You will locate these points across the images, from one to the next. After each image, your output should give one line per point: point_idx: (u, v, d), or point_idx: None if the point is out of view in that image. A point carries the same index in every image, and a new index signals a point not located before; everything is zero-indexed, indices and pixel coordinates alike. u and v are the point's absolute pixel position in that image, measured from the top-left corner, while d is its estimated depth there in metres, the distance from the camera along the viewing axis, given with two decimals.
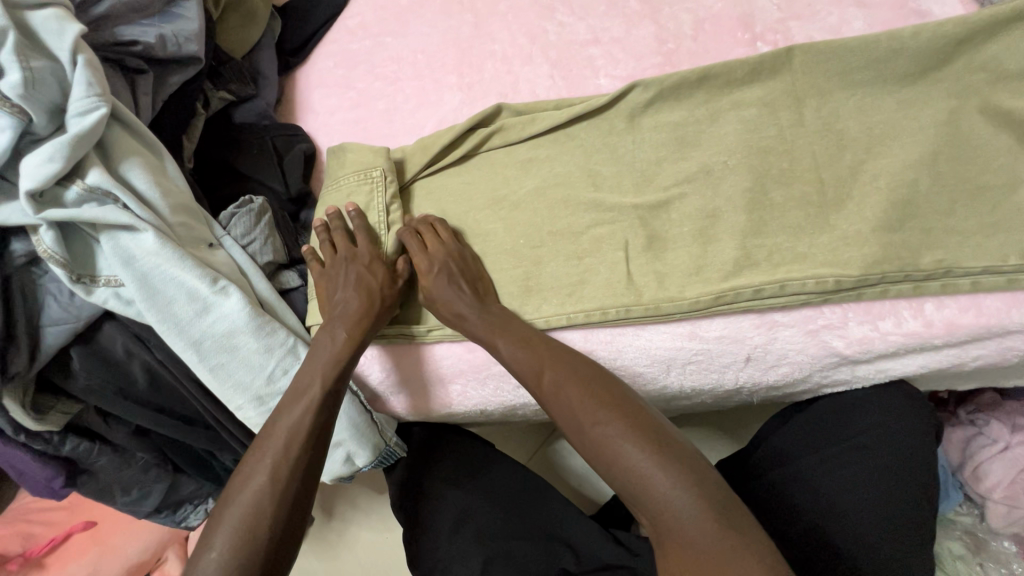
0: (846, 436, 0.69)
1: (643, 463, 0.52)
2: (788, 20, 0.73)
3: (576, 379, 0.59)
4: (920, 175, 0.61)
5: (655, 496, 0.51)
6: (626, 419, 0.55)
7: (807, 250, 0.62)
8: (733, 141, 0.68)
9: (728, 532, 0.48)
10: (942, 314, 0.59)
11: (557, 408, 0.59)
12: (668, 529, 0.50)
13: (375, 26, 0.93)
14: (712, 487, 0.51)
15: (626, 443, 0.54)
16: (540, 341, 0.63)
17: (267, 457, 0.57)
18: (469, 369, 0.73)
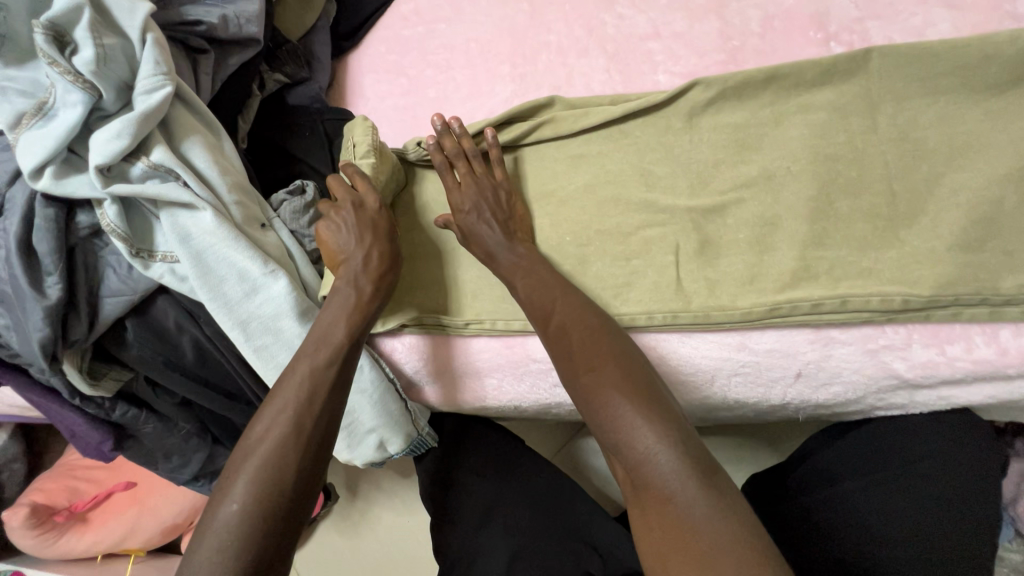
0: (892, 459, 0.66)
1: (629, 412, 0.51)
2: (867, 20, 0.68)
3: (583, 324, 0.60)
4: (1006, 192, 0.56)
5: (635, 448, 0.50)
6: (622, 371, 0.55)
7: (872, 265, 0.59)
8: (798, 146, 0.65)
9: (704, 493, 0.46)
10: (1019, 342, 0.55)
11: (556, 351, 0.59)
12: (640, 481, 0.49)
13: (430, 12, 0.92)
14: (696, 450, 0.49)
15: (616, 394, 0.53)
16: (555, 283, 0.63)
17: (291, 409, 0.57)
18: (506, 364, 0.73)
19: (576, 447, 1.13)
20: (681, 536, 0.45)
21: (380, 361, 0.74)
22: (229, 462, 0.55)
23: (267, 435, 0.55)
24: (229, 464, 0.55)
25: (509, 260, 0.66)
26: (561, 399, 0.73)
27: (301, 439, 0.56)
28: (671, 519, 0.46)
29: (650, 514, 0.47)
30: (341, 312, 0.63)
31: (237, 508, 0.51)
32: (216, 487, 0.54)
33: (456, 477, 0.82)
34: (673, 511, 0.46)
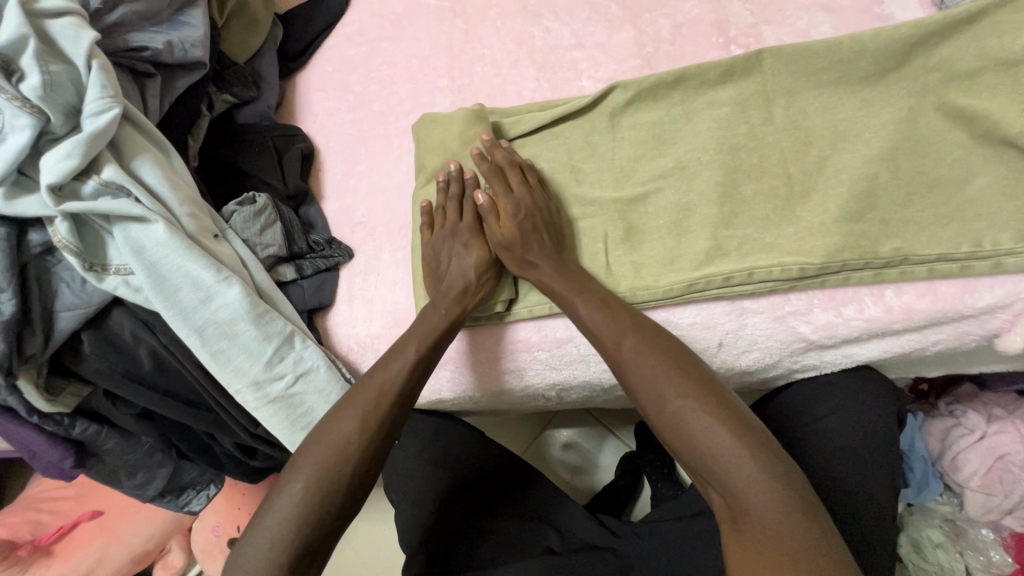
0: (813, 417, 0.72)
1: (730, 445, 0.53)
2: (760, 25, 0.77)
3: (662, 353, 0.60)
4: (879, 170, 0.64)
5: (733, 474, 0.52)
6: (712, 398, 0.56)
7: (774, 240, 0.66)
8: (707, 139, 0.72)
9: (806, 526, 0.49)
10: (901, 300, 0.62)
11: (637, 374, 0.60)
12: (741, 513, 0.51)
13: (373, 32, 0.98)
14: (790, 479, 0.51)
15: (709, 421, 0.54)
16: (621, 308, 0.65)
17: (364, 400, 0.61)
18: (536, 353, 0.74)
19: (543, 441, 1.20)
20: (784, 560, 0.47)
21: (337, 361, 0.77)
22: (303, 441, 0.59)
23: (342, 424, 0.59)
24: (305, 441, 0.59)
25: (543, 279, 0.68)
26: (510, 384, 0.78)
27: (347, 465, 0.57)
28: (771, 538, 0.48)
29: (753, 544, 0.49)
30: (419, 332, 0.66)
31: (302, 488, 0.55)
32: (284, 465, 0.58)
33: (413, 470, 0.84)
34: (773, 534, 0.48)
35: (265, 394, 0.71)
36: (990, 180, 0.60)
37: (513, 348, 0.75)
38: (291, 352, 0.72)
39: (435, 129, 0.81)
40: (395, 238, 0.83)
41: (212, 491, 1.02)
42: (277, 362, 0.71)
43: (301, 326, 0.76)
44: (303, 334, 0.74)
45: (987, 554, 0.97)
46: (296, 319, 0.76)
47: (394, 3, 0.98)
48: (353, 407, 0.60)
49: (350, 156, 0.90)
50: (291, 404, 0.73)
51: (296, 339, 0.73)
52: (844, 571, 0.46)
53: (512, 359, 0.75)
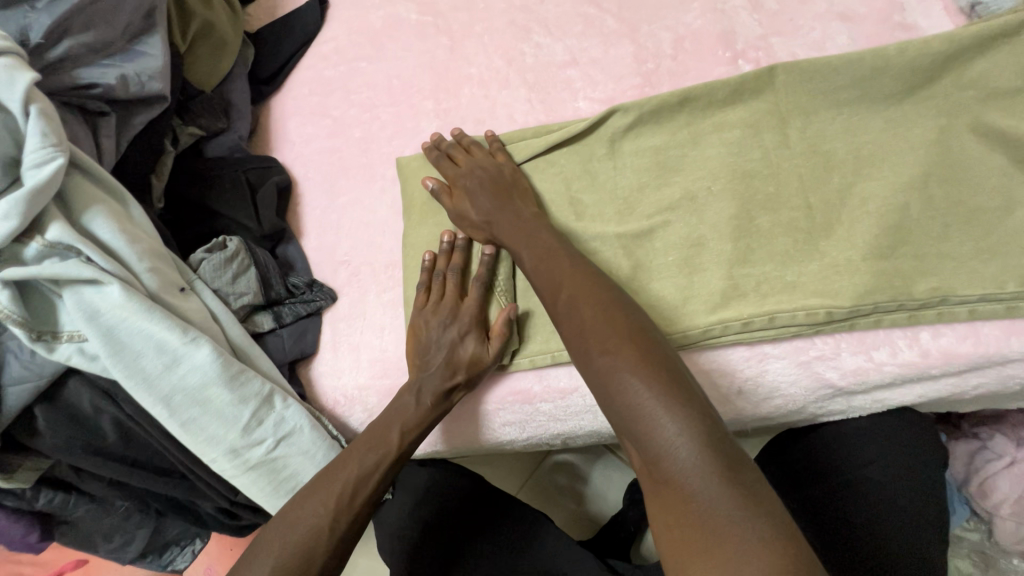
0: (855, 465, 0.66)
1: (651, 403, 0.47)
2: (770, 36, 0.70)
3: (594, 302, 0.56)
4: (911, 200, 0.58)
5: (651, 430, 0.46)
6: (640, 353, 0.51)
7: (795, 279, 0.60)
8: (718, 166, 0.65)
9: (726, 488, 0.43)
10: (939, 343, 0.56)
11: (569, 325, 0.56)
12: (660, 471, 0.46)
13: (351, 50, 0.91)
14: (715, 437, 0.45)
15: (630, 374, 0.49)
16: (565, 259, 0.61)
17: (331, 499, 0.58)
18: (516, 415, 0.69)
19: (544, 472, 1.17)
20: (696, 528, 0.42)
21: (322, 418, 0.71)
22: (258, 533, 0.57)
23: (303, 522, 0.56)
24: (260, 533, 0.57)
25: (534, 270, 0.62)
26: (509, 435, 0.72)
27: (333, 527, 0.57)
28: (687, 502, 0.43)
29: (668, 504, 0.44)
30: (397, 420, 0.63)
31: None
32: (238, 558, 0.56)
33: (408, 528, 0.78)
34: (686, 494, 0.44)
35: (244, 462, 0.64)
36: None
37: (514, 399, 0.69)
38: (270, 413, 0.65)
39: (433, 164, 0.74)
40: (381, 278, 0.76)
41: (196, 548, 0.95)
42: (255, 426, 0.64)
43: (281, 383, 0.69)
44: (284, 392, 0.68)
45: None
46: (275, 374, 0.69)
47: (373, 19, 0.91)
48: (346, 465, 0.60)
49: (332, 189, 0.83)
50: (273, 470, 0.66)
51: (275, 399, 0.66)
52: (759, 543, 0.40)
53: (513, 410, 0.69)
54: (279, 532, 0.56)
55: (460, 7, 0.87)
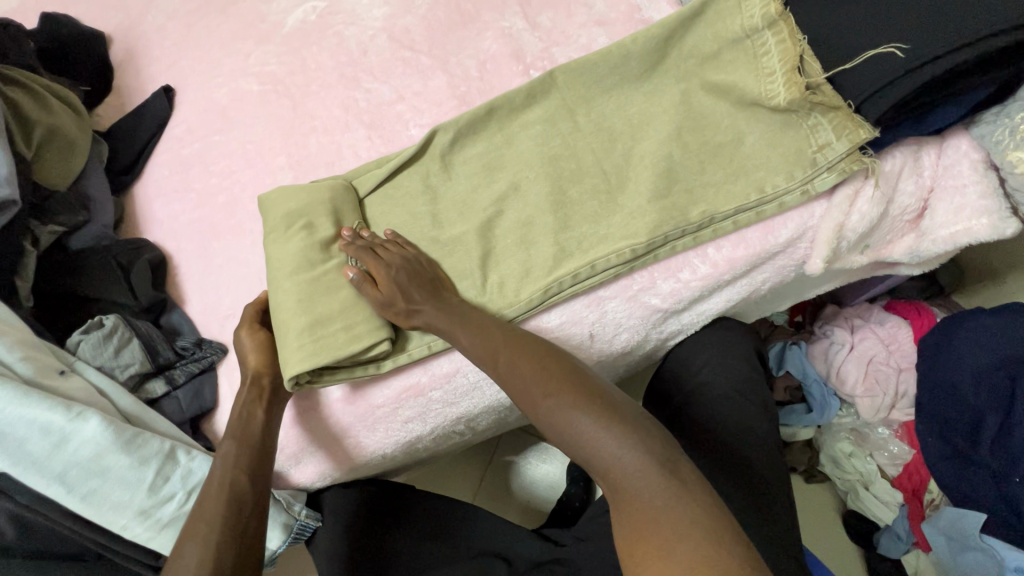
0: (708, 363, 0.77)
1: (597, 433, 0.54)
2: (550, 48, 0.85)
3: (527, 355, 0.62)
4: (672, 149, 0.71)
5: (612, 460, 0.53)
6: (576, 389, 0.58)
7: (607, 231, 0.72)
8: (530, 156, 0.77)
9: (672, 486, 0.51)
10: (722, 254, 0.70)
11: (511, 384, 0.61)
12: (619, 488, 0.53)
13: (203, 128, 0.98)
14: (657, 445, 0.53)
15: (575, 413, 0.56)
16: (493, 325, 0.66)
17: (199, 512, 0.61)
18: (405, 400, 0.76)
19: (493, 474, 1.22)
20: (658, 540, 0.49)
21: None
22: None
23: (184, 548, 0.58)
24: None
25: (426, 321, 0.68)
26: (417, 430, 0.78)
27: None
28: (644, 506, 0.51)
29: (627, 511, 0.52)
30: (235, 424, 0.68)
31: None
32: None
33: (341, 552, 0.80)
34: (638, 501, 0.51)
35: (157, 520, 0.66)
36: (756, 137, 0.69)
37: (406, 395, 0.76)
38: (175, 468, 0.68)
39: (301, 196, 0.78)
40: None
41: None
42: (162, 483, 0.67)
43: (183, 439, 0.72)
44: (186, 445, 0.70)
45: (889, 449, 1.05)
46: (173, 432, 0.73)
47: (218, 96, 0.99)
48: (186, 537, 0.59)
49: (206, 254, 0.88)
50: None
51: (178, 453, 0.69)
52: (709, 523, 0.48)
53: (410, 404, 0.76)
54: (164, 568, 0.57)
55: (295, 72, 0.97)
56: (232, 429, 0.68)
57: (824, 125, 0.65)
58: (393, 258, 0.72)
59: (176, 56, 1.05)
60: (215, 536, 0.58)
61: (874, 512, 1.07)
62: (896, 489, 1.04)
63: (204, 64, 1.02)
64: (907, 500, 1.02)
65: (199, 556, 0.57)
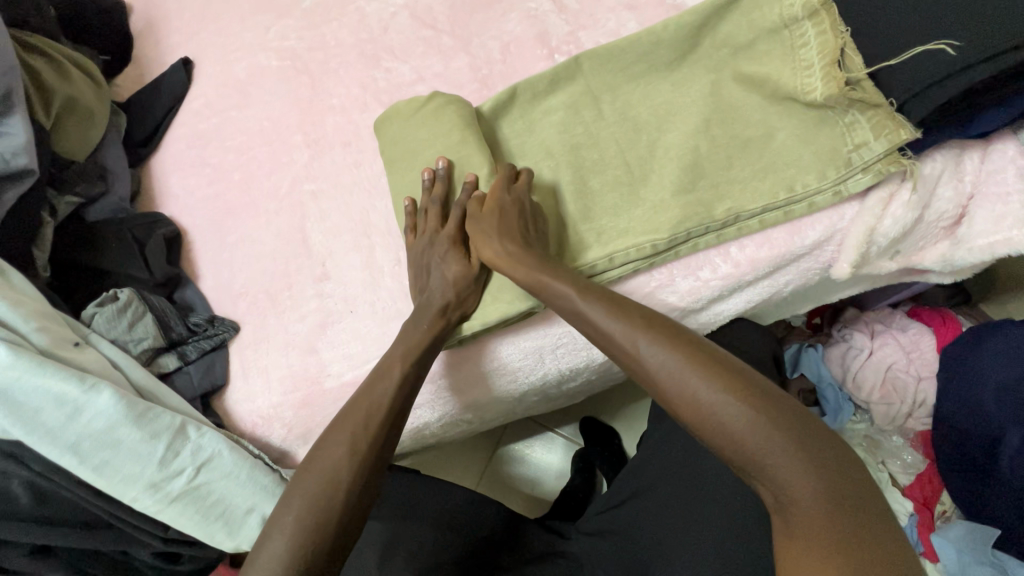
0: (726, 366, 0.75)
1: (780, 444, 0.45)
2: (577, 32, 0.82)
3: (678, 341, 0.52)
4: (699, 143, 0.69)
5: (798, 477, 0.44)
6: (747, 388, 0.48)
7: (627, 225, 0.70)
8: (551, 144, 0.74)
9: (875, 522, 0.43)
10: (745, 253, 0.68)
11: (656, 369, 0.51)
12: (808, 518, 0.43)
13: (220, 102, 0.97)
14: (850, 470, 0.45)
15: (753, 419, 0.46)
16: (624, 302, 0.57)
17: (355, 425, 0.60)
18: (477, 372, 0.75)
19: (496, 462, 1.22)
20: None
21: (242, 439, 0.75)
22: (298, 469, 0.58)
23: (338, 452, 0.58)
24: (299, 467, 0.58)
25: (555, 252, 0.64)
26: (445, 409, 0.78)
27: (335, 509, 0.55)
28: (848, 547, 0.42)
29: (822, 549, 0.42)
30: (414, 341, 0.65)
31: (294, 523, 0.53)
32: (278, 498, 0.57)
33: None
34: (837, 536, 0.42)
35: (166, 494, 0.67)
36: (788, 132, 0.66)
37: (475, 368, 0.74)
38: (186, 444, 0.68)
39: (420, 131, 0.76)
40: (278, 301, 0.81)
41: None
42: (172, 457, 0.67)
43: (193, 415, 0.73)
44: (197, 421, 0.71)
45: (903, 457, 1.03)
46: (183, 406, 0.73)
47: (236, 70, 0.98)
48: (336, 444, 0.58)
49: (221, 231, 0.88)
50: (197, 497, 0.68)
51: (189, 429, 0.69)
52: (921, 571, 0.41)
53: (443, 381, 0.75)
54: (306, 473, 0.57)
55: (315, 48, 0.95)
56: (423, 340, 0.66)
57: (862, 123, 0.62)
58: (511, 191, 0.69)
59: (195, 28, 1.04)
60: (372, 459, 0.58)
61: None
62: (907, 498, 1.00)
63: (223, 37, 1.01)
64: (917, 510, 0.98)
65: (349, 467, 0.57)
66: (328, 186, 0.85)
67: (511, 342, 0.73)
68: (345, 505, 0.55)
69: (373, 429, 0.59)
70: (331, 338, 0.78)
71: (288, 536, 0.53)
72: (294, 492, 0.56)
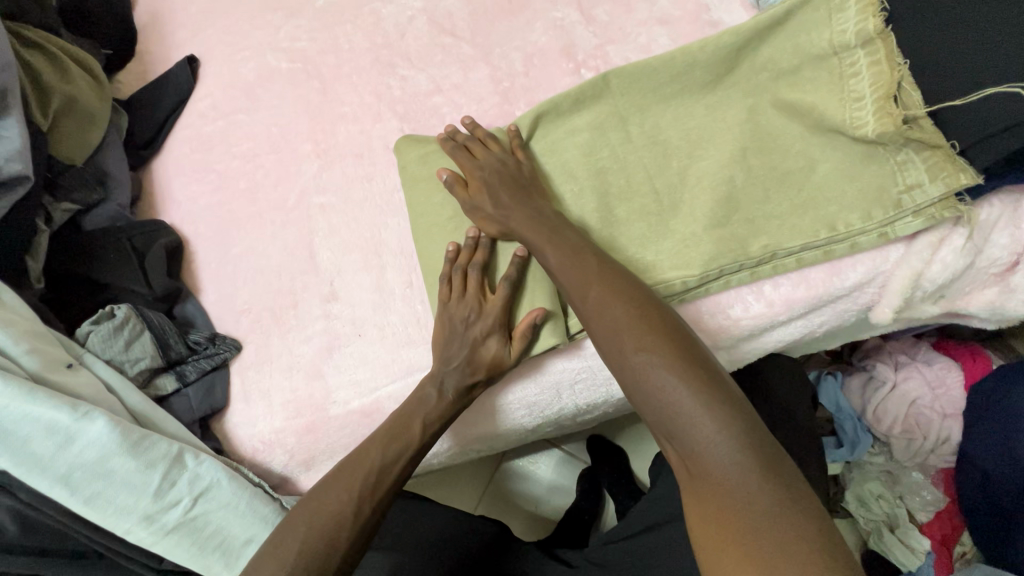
0: None
1: (686, 398, 0.48)
2: (605, 46, 0.78)
3: (622, 299, 0.55)
4: (735, 172, 0.65)
5: (695, 430, 0.46)
6: (673, 345, 0.51)
7: (656, 259, 0.66)
8: (577, 168, 0.70)
9: (766, 483, 0.43)
10: (780, 293, 0.64)
11: (599, 323, 0.55)
12: (697, 469, 0.46)
13: (227, 105, 0.93)
14: (754, 433, 0.46)
15: (665, 370, 0.49)
16: (590, 263, 0.59)
17: (369, 478, 0.60)
18: (486, 409, 0.72)
19: (499, 481, 1.19)
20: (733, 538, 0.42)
21: (241, 466, 0.72)
22: (301, 503, 0.59)
23: (344, 501, 0.58)
24: (303, 502, 0.59)
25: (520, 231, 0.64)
26: (455, 439, 0.74)
27: (333, 564, 0.55)
28: (727, 499, 0.44)
29: (705, 496, 0.45)
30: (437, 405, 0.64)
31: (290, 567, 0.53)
32: (275, 528, 0.58)
33: None
34: (718, 482, 0.45)
35: (162, 526, 0.63)
36: (831, 166, 0.62)
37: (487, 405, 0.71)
38: (182, 474, 0.65)
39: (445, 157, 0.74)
40: (282, 321, 0.78)
41: None
42: (168, 488, 0.64)
43: (191, 441, 0.69)
44: (195, 448, 0.68)
45: (922, 494, 0.99)
46: (180, 432, 0.69)
47: (244, 71, 0.93)
48: (345, 496, 0.58)
49: (224, 242, 0.84)
50: (195, 528, 0.64)
51: (186, 457, 0.66)
52: (801, 536, 0.41)
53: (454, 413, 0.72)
54: (308, 519, 0.57)
55: (327, 51, 0.90)
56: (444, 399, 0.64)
57: (915, 163, 0.58)
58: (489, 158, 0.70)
59: (202, 25, 0.99)
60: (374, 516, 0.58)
61: (898, 559, 0.96)
62: (925, 536, 0.95)
63: (231, 35, 0.96)
64: (935, 548, 0.94)
65: (351, 521, 0.57)
66: (338, 199, 0.81)
67: (533, 380, 0.70)
68: (342, 560, 0.56)
69: (382, 487, 0.59)
70: (337, 363, 0.74)
71: (276, 572, 0.53)
72: (290, 532, 0.57)
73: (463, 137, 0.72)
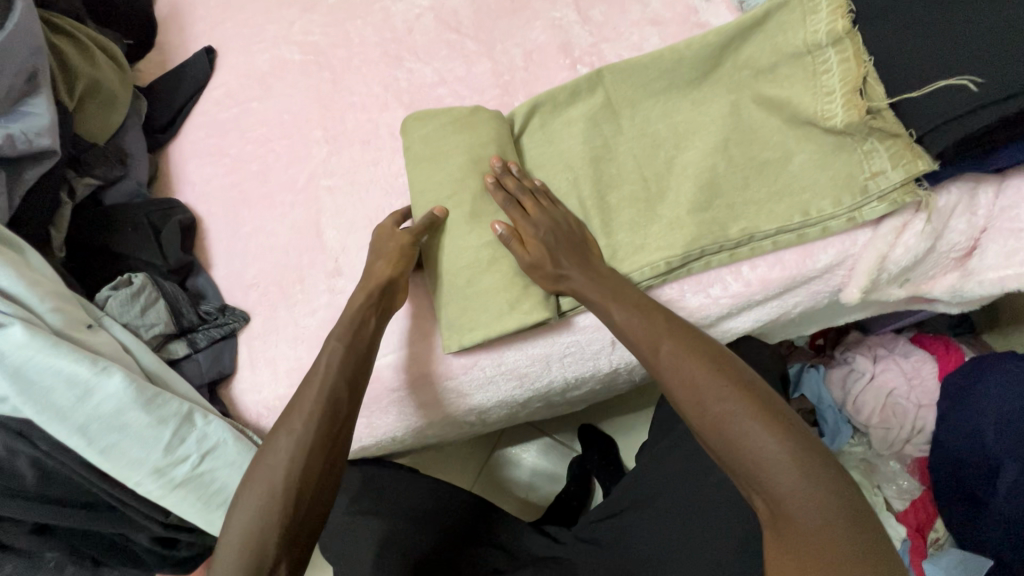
0: None
1: (776, 451, 0.49)
2: (600, 44, 0.83)
3: (697, 353, 0.57)
4: (717, 162, 0.69)
5: (784, 485, 0.48)
6: (753, 398, 0.53)
7: (642, 241, 0.70)
8: (570, 154, 0.75)
9: (858, 533, 0.46)
10: (757, 273, 0.69)
11: (673, 377, 0.57)
12: (788, 519, 0.48)
13: (242, 93, 0.98)
14: (841, 485, 0.48)
15: (750, 423, 0.51)
16: (659, 317, 0.61)
17: (301, 411, 0.60)
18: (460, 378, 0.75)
19: (492, 465, 1.22)
20: None
21: (246, 430, 0.76)
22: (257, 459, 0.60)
23: (283, 443, 0.59)
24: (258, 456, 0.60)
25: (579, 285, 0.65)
26: (433, 410, 0.78)
27: (293, 497, 0.56)
28: (821, 549, 0.46)
29: (796, 545, 0.47)
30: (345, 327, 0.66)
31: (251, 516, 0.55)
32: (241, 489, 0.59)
33: (347, 521, 0.83)
34: (810, 535, 0.47)
35: (170, 479, 0.67)
36: (805, 157, 0.67)
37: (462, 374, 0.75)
38: (191, 431, 0.69)
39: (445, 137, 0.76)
40: (289, 294, 0.82)
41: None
42: (178, 444, 0.68)
43: (200, 402, 0.73)
44: (204, 409, 0.71)
45: (899, 482, 1.03)
46: (189, 394, 0.73)
47: (259, 62, 0.99)
48: (284, 433, 0.59)
49: (237, 220, 0.89)
50: (200, 484, 0.68)
51: (195, 416, 0.70)
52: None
53: (414, 397, 0.76)
54: (256, 467, 0.58)
55: (338, 44, 0.96)
56: (343, 328, 0.66)
57: (880, 152, 0.63)
58: (542, 218, 0.69)
59: (220, 18, 1.04)
60: (321, 441, 0.59)
61: None
62: (901, 524, 0.98)
63: (248, 28, 1.01)
64: (910, 535, 0.97)
65: (294, 454, 0.58)
66: (345, 182, 0.86)
67: (516, 349, 0.74)
68: (300, 489, 0.57)
69: (317, 416, 0.60)
70: None
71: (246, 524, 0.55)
72: (249, 483, 0.58)
73: (513, 187, 0.71)
